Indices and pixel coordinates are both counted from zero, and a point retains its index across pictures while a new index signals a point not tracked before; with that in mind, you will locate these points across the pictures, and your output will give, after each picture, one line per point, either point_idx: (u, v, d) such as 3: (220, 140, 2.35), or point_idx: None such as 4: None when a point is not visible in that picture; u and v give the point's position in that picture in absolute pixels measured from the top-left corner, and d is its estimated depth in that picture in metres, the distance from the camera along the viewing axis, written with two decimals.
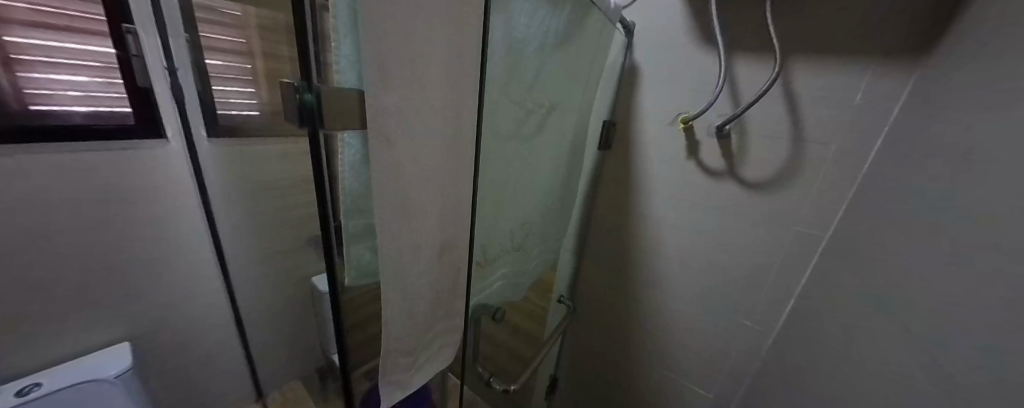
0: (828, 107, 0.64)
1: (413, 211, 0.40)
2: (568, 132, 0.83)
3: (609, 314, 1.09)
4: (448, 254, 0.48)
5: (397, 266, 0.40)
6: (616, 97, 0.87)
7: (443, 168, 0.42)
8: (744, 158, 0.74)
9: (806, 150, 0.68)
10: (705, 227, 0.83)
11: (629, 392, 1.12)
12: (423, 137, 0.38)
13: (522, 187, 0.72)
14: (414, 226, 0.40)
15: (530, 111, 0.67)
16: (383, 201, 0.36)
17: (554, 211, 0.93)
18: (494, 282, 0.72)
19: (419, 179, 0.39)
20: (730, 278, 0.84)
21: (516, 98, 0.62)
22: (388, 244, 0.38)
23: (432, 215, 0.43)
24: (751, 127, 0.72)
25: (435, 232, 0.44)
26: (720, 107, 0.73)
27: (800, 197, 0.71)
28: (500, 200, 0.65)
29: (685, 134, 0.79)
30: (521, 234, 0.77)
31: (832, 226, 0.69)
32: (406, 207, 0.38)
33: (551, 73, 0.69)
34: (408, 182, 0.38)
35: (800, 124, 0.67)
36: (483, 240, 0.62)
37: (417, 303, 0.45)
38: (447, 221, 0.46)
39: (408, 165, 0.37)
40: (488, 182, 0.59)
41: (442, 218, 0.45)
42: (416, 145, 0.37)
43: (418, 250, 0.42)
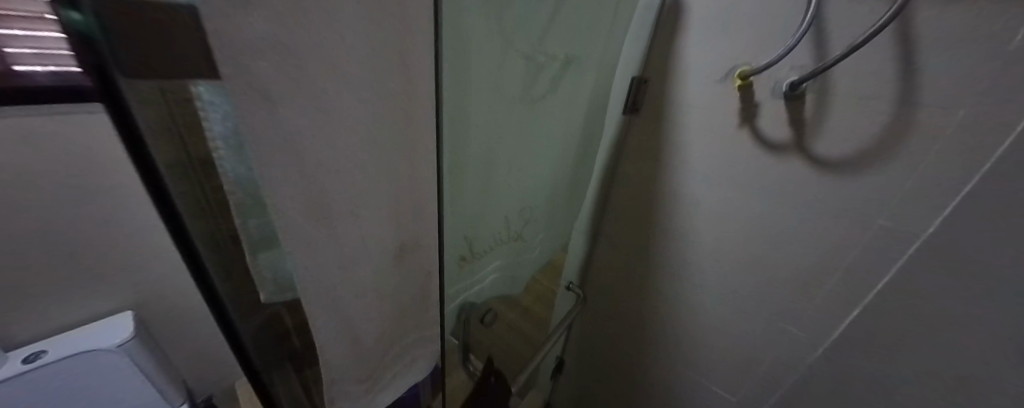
0: (960, 59, 0.44)
1: (328, 207, 0.28)
2: (585, 94, 0.66)
3: (623, 304, 0.98)
4: (400, 256, 0.38)
5: (317, 281, 0.30)
6: (652, 46, 0.68)
7: (372, 144, 0.30)
8: (818, 130, 0.56)
9: (914, 120, 0.49)
10: (751, 215, 0.68)
11: (639, 384, 1.04)
12: (328, 97, 0.25)
13: (521, 166, 0.57)
14: (337, 228, 0.30)
15: (541, 67, 0.51)
16: (279, 198, 0.24)
17: (563, 192, 0.79)
18: (484, 280, 0.61)
19: (331, 160, 0.27)
20: (774, 276, 0.69)
21: (516, 49, 0.45)
22: (297, 254, 0.27)
23: (368, 211, 0.32)
24: (835, 86, 0.53)
25: (371, 232, 0.34)
26: (795, 57, 0.54)
27: (889, 185, 0.53)
28: (490, 183, 0.51)
29: (741, 93, 0.61)
30: (520, 221, 0.64)
31: (934, 225, 0.51)
32: (320, 203, 0.27)
33: (569, 11, 0.51)
34: (315, 167, 0.26)
35: (911, 82, 0.48)
36: (465, 233, 0.50)
37: (358, 322, 0.36)
38: (391, 214, 0.35)
39: (312, 142, 0.25)
40: (470, 162, 0.46)
41: (383, 212, 0.34)
42: (320, 112, 0.25)
43: (346, 258, 0.32)
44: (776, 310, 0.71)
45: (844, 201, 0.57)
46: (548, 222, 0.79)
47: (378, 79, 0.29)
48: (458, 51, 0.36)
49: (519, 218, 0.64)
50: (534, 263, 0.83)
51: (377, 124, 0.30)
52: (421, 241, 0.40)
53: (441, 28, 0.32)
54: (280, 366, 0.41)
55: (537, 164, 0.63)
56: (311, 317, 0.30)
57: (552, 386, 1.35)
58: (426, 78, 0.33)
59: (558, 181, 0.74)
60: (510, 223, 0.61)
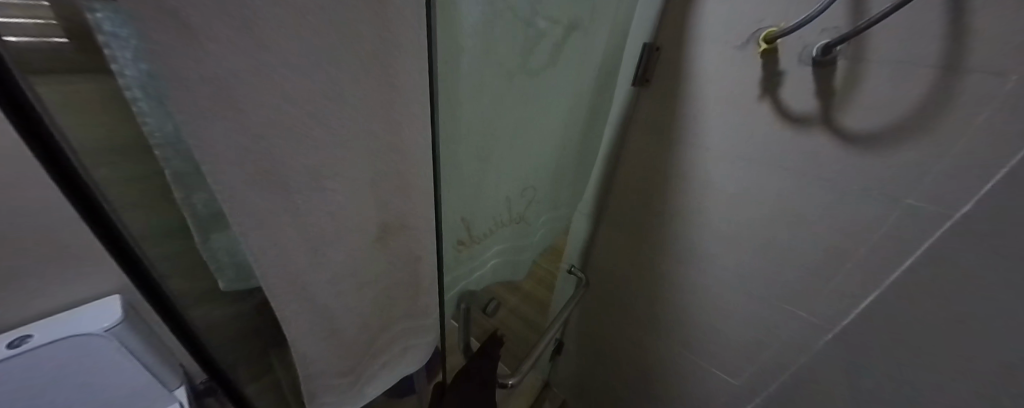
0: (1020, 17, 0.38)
1: (280, 176, 0.24)
2: (592, 64, 0.61)
3: (626, 289, 0.95)
4: (382, 237, 0.34)
5: (276, 262, 0.26)
6: (667, 8, 0.62)
7: (337, 104, 0.26)
8: (847, 101, 0.51)
9: (958, 90, 0.44)
10: (765, 195, 0.63)
11: (640, 367, 1.03)
12: (271, 39, 0.20)
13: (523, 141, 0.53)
14: (294, 202, 0.26)
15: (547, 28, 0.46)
16: (211, 162, 0.20)
17: (567, 172, 0.75)
18: (484, 265, 0.57)
19: (281, 118, 0.23)
20: (785, 260, 0.66)
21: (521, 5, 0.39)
22: (245, 229, 0.23)
23: (339, 185, 0.28)
24: (871, 51, 0.47)
25: (342, 208, 0.29)
26: (829, 17, 0.48)
27: (921, 161, 0.48)
28: (489, 160, 0.47)
29: (763, 60, 0.55)
30: (523, 202, 0.60)
31: (967, 206, 0.47)
32: (272, 171, 0.23)
33: None
34: (257, 125, 0.22)
35: (959, 46, 0.42)
36: (460, 214, 0.46)
37: (332, 309, 0.32)
38: (370, 190, 0.31)
39: (247, 93, 0.20)
40: (467, 137, 0.41)
41: (356, 187, 0.30)
42: (261, 55, 0.20)
43: (311, 239, 0.28)
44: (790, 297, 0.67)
45: (866, 182, 0.53)
46: (551, 204, 0.75)
47: (346, 21, 0.24)
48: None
49: (522, 199, 0.59)
50: (535, 247, 0.79)
51: (346, 79, 0.25)
52: (409, 223, 0.36)
53: None
54: (240, 345, 0.43)
55: (540, 140, 0.58)
56: (272, 300, 0.27)
57: (552, 368, 1.35)
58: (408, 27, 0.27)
59: (562, 160, 0.69)
60: (512, 206, 0.57)
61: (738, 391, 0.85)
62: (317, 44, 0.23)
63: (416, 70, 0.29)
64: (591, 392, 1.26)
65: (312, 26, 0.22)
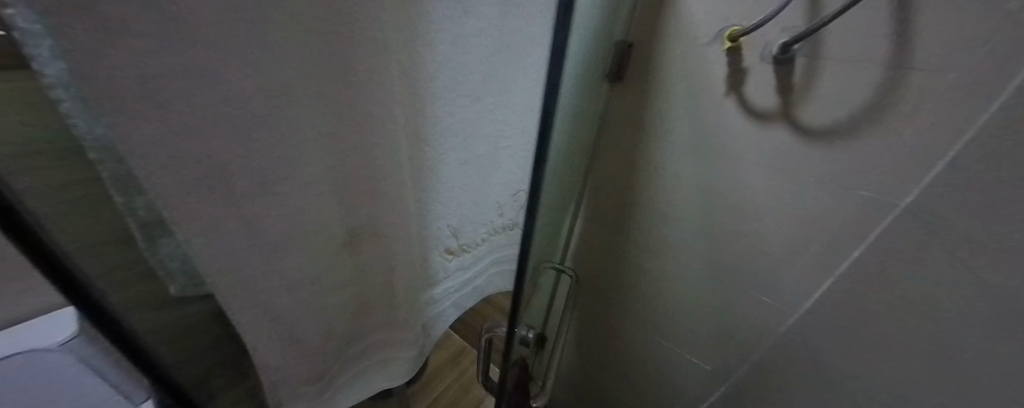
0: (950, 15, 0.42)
1: (225, 177, 0.24)
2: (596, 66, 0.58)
3: (617, 289, 0.95)
4: (350, 240, 0.34)
5: (226, 268, 0.25)
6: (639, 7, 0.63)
7: (288, 103, 0.26)
8: (804, 98, 0.53)
9: (902, 87, 0.47)
10: (744, 190, 0.65)
11: (629, 362, 1.05)
12: (206, 35, 0.20)
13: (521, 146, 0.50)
14: (243, 204, 0.25)
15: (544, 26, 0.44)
16: (142, 161, 0.20)
17: (565, 175, 0.72)
18: (477, 276, 0.56)
19: (222, 117, 0.23)
20: (760, 252, 0.68)
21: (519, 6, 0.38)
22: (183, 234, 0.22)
23: (294, 186, 0.28)
24: (825, 49, 0.50)
25: (299, 210, 0.29)
26: (788, 16, 0.50)
27: (866, 155, 0.52)
28: (482, 166, 0.45)
29: (728, 57, 0.57)
30: (516, 208, 0.56)
31: (909, 194, 0.50)
32: (216, 170, 0.23)
33: None
34: (192, 124, 0.21)
35: (897, 47, 0.45)
36: (444, 221, 0.45)
37: (292, 317, 0.31)
38: (331, 190, 0.31)
39: (179, 90, 0.20)
40: (451, 142, 0.40)
41: (315, 187, 0.29)
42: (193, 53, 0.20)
43: (266, 242, 0.27)
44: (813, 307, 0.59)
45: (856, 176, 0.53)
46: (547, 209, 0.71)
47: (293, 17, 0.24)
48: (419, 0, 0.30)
49: (515, 205, 0.56)
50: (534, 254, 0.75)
51: (299, 76, 0.26)
52: (379, 225, 0.36)
53: None
54: (197, 364, 0.40)
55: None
56: (225, 309, 0.26)
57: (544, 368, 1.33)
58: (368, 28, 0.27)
59: (560, 163, 0.66)
60: (504, 212, 0.54)
61: (709, 378, 0.88)
62: (261, 42, 0.23)
63: (377, 67, 0.30)
64: (585, 390, 1.26)
65: (255, 23, 0.22)
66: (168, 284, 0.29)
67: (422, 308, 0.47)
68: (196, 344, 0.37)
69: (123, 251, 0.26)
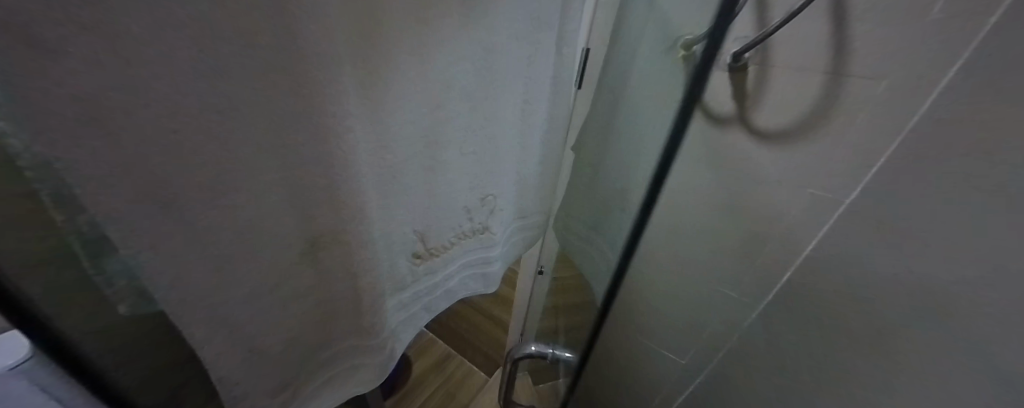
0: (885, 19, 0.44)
1: (163, 187, 0.22)
2: (575, 62, 0.56)
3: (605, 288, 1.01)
4: (310, 251, 0.32)
5: (178, 279, 0.24)
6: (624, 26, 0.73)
7: (232, 113, 0.24)
8: (758, 104, 0.58)
9: (841, 94, 0.49)
10: (710, 187, 0.70)
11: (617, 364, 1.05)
12: (129, 36, 0.19)
13: (495, 146, 0.48)
14: (190, 215, 0.24)
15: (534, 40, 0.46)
16: (73, 178, 0.19)
17: (547, 178, 0.66)
18: (447, 280, 0.51)
19: (153, 124, 0.21)
20: (727, 245, 0.69)
21: (479, 9, 0.37)
22: (129, 243, 0.22)
23: (247, 199, 0.27)
24: (774, 58, 0.55)
25: (262, 226, 0.28)
26: (740, 27, 0.57)
27: (817, 153, 0.53)
28: (458, 172, 0.45)
29: (689, 64, 0.66)
30: (484, 212, 0.53)
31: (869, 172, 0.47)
32: (154, 179, 0.22)
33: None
34: (118, 131, 0.20)
35: (841, 60, 0.48)
36: (407, 227, 0.41)
37: (246, 327, 0.30)
38: (285, 200, 0.29)
39: (98, 93, 0.19)
40: (435, 152, 0.40)
41: (273, 199, 0.28)
42: (113, 54, 0.19)
43: (215, 254, 0.26)
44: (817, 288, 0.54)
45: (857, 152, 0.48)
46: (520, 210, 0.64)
47: (231, 21, 0.22)
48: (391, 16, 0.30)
49: (484, 210, 0.52)
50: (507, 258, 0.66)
51: (238, 85, 0.24)
52: (342, 236, 0.33)
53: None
54: (156, 384, 0.38)
55: (508, 149, 0.51)
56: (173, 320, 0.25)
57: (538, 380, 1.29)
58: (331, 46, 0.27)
59: (537, 170, 0.62)
60: (474, 216, 0.51)
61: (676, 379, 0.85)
62: (214, 62, 0.22)
63: (324, 81, 0.27)
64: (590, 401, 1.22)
65: (185, 24, 0.21)
66: (117, 304, 0.27)
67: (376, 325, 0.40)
68: (146, 360, 0.36)
69: (65, 254, 0.27)
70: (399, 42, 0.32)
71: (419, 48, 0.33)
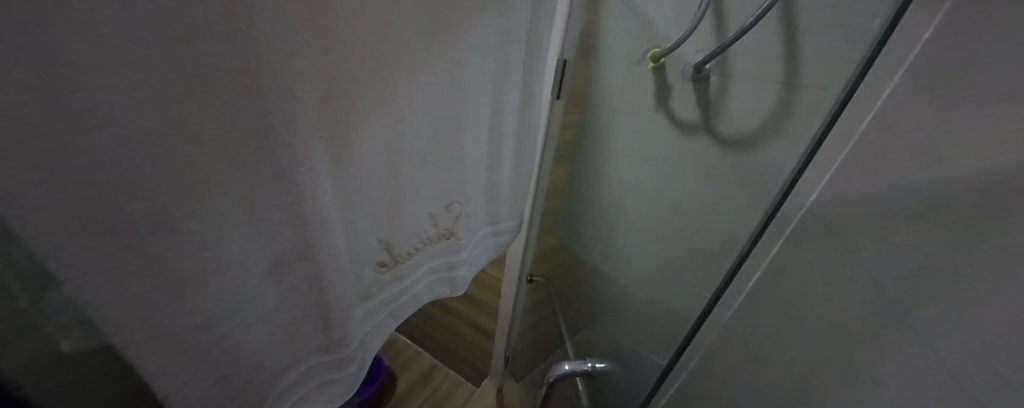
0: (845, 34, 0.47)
1: (111, 212, 0.21)
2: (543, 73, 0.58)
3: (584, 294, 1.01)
4: (275, 272, 0.30)
5: (130, 308, 0.23)
6: (601, 30, 0.69)
7: (188, 134, 0.22)
8: (721, 111, 0.62)
9: (797, 100, 0.53)
10: (682, 193, 0.72)
11: None
12: (69, 54, 0.18)
13: (474, 155, 0.49)
14: (144, 242, 0.22)
15: (498, 53, 0.46)
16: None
17: (522, 184, 0.65)
18: (414, 285, 0.48)
19: (102, 145, 0.19)
20: (698, 250, 0.70)
21: (452, 25, 0.38)
22: (70, 275, 0.20)
23: (210, 222, 0.25)
24: (732, 68, 0.59)
25: (227, 249, 0.26)
26: (699, 39, 0.61)
27: (777, 157, 0.56)
28: (435, 179, 0.45)
29: (655, 75, 0.68)
30: (451, 218, 0.50)
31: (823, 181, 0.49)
32: (96, 204, 0.20)
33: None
34: (62, 154, 0.18)
35: (794, 68, 0.53)
36: (372, 235, 0.39)
37: (211, 355, 0.28)
38: (249, 223, 0.27)
39: (39, 114, 0.17)
40: (409, 162, 0.39)
41: (239, 221, 0.26)
42: (55, 71, 0.17)
43: (170, 282, 0.24)
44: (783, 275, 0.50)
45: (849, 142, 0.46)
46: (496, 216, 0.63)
47: (190, 39, 0.21)
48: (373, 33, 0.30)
49: (449, 216, 0.50)
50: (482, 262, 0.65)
51: (194, 105, 0.22)
52: (308, 254, 0.31)
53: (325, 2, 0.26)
54: None
55: (476, 156, 0.50)
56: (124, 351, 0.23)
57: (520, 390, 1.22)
58: (302, 60, 0.26)
59: (509, 178, 0.61)
60: (439, 222, 0.48)
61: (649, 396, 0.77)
62: (172, 76, 0.21)
63: (286, 100, 0.26)
64: None
65: (136, 41, 0.19)
66: (62, 338, 0.25)
67: (338, 341, 0.37)
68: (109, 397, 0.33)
69: None
70: (365, 61, 0.31)
71: (386, 65, 0.32)
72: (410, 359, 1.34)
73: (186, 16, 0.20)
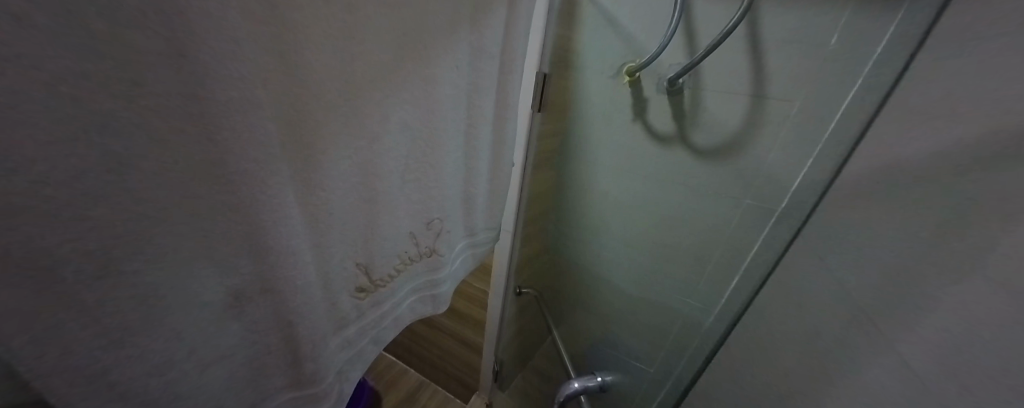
0: (804, 49, 0.53)
1: (32, 261, 0.18)
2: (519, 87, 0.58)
3: (565, 304, 1.00)
4: (234, 307, 0.28)
5: (61, 358, 0.21)
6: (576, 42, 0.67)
7: (129, 170, 0.20)
8: (695, 123, 0.65)
9: (766, 111, 0.58)
10: (661, 203, 0.74)
11: None
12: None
13: (452, 170, 0.49)
14: (74, 289, 0.20)
15: (472, 68, 0.46)
16: None
17: (498, 196, 0.65)
18: (396, 307, 0.47)
19: (22, 190, 0.17)
20: (683, 254, 0.76)
21: (425, 43, 0.37)
22: None
23: (156, 262, 0.23)
24: (703, 81, 0.62)
25: (177, 289, 0.24)
26: (672, 54, 0.63)
27: (747, 164, 0.63)
28: (414, 198, 0.44)
29: (631, 88, 0.69)
30: (430, 236, 0.49)
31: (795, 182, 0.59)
32: (20, 254, 0.18)
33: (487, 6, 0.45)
34: None
35: (760, 81, 0.57)
36: (347, 260, 0.37)
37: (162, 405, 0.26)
38: (203, 258, 0.25)
39: None
40: (386, 182, 0.38)
41: (192, 257, 0.24)
42: None
43: (109, 329, 0.22)
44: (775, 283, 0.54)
45: (846, 150, 0.49)
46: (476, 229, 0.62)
47: (128, 68, 0.19)
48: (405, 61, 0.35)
49: (429, 234, 0.49)
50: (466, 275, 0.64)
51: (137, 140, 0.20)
52: (272, 285, 0.29)
53: (291, 25, 0.26)
54: None
55: (452, 172, 0.49)
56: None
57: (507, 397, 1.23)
58: (261, 85, 0.25)
59: (486, 190, 0.61)
60: (419, 241, 0.47)
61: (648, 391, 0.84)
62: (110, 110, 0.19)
63: (241, 126, 0.24)
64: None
65: (60, 75, 0.17)
66: None
67: (311, 373, 0.35)
68: None
69: None
70: (332, 81, 0.29)
71: (353, 87, 0.31)
72: (395, 379, 1.28)
73: (120, 45, 0.19)
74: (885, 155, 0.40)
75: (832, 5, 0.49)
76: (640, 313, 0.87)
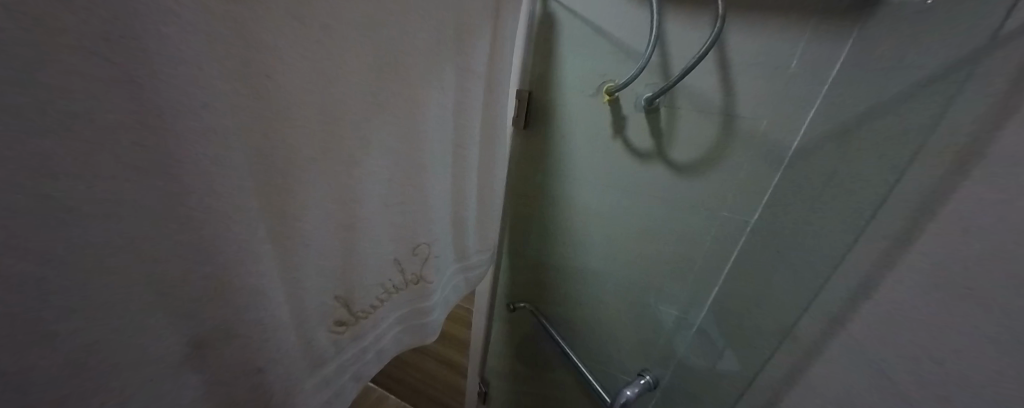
0: (768, 70, 0.56)
1: None
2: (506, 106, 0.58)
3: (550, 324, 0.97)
4: (194, 357, 0.25)
5: None
6: (551, 60, 0.71)
7: (73, 223, 0.18)
8: (673, 141, 0.67)
9: (738, 129, 0.61)
10: (639, 215, 0.75)
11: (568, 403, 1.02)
12: None
13: (440, 192, 0.48)
14: None
15: (460, 90, 0.46)
16: None
17: (487, 216, 0.63)
18: (379, 339, 0.44)
19: None
20: (664, 266, 0.76)
21: (407, 66, 0.36)
22: None
23: (102, 319, 0.20)
24: (678, 100, 0.64)
25: (127, 347, 0.21)
26: (648, 74, 0.65)
27: (724, 179, 0.65)
28: (400, 222, 0.42)
29: (610, 106, 0.70)
30: (417, 261, 0.47)
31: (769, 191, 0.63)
32: None
33: (476, 30, 0.45)
34: None
35: (731, 100, 0.60)
36: (325, 294, 0.35)
37: None
38: (159, 308, 0.22)
39: None
40: (366, 210, 0.36)
41: (143, 310, 0.22)
42: None
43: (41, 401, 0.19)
44: (765, 293, 0.57)
45: (825, 170, 0.51)
46: (466, 252, 0.60)
47: (71, 96, 0.17)
48: (384, 79, 0.34)
49: (416, 259, 0.47)
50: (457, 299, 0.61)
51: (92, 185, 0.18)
52: (240, 331, 0.27)
53: (263, 52, 0.24)
54: None
55: (440, 194, 0.48)
56: None
57: None
58: (227, 118, 0.23)
59: (476, 211, 0.60)
60: (405, 267, 0.45)
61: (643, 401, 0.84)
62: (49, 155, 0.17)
63: (205, 158, 0.22)
64: None
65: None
66: None
67: None
68: None
69: None
70: (307, 108, 0.28)
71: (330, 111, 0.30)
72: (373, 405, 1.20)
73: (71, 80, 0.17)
74: (868, 175, 0.42)
75: (793, 31, 0.53)
76: (625, 329, 0.87)
